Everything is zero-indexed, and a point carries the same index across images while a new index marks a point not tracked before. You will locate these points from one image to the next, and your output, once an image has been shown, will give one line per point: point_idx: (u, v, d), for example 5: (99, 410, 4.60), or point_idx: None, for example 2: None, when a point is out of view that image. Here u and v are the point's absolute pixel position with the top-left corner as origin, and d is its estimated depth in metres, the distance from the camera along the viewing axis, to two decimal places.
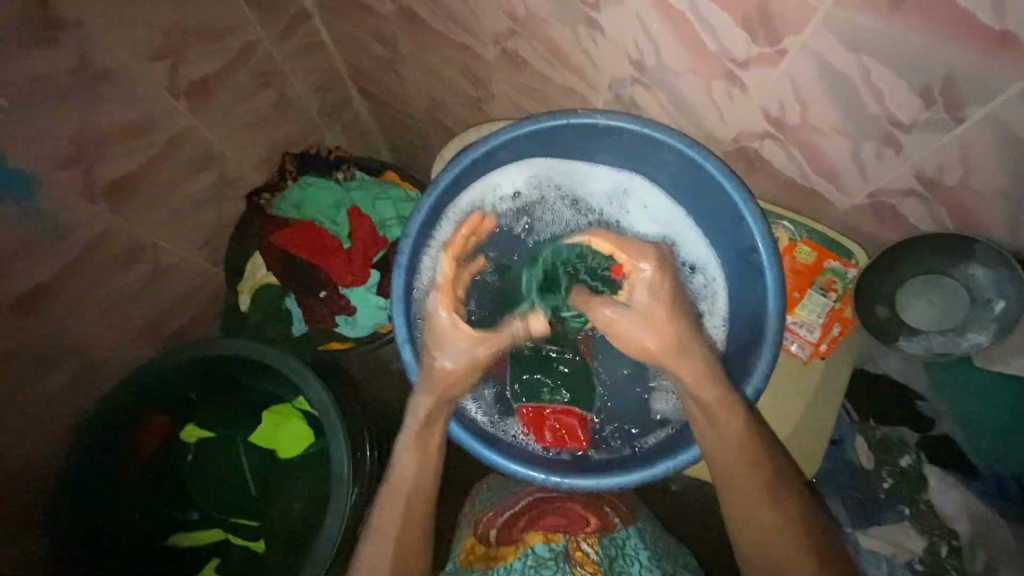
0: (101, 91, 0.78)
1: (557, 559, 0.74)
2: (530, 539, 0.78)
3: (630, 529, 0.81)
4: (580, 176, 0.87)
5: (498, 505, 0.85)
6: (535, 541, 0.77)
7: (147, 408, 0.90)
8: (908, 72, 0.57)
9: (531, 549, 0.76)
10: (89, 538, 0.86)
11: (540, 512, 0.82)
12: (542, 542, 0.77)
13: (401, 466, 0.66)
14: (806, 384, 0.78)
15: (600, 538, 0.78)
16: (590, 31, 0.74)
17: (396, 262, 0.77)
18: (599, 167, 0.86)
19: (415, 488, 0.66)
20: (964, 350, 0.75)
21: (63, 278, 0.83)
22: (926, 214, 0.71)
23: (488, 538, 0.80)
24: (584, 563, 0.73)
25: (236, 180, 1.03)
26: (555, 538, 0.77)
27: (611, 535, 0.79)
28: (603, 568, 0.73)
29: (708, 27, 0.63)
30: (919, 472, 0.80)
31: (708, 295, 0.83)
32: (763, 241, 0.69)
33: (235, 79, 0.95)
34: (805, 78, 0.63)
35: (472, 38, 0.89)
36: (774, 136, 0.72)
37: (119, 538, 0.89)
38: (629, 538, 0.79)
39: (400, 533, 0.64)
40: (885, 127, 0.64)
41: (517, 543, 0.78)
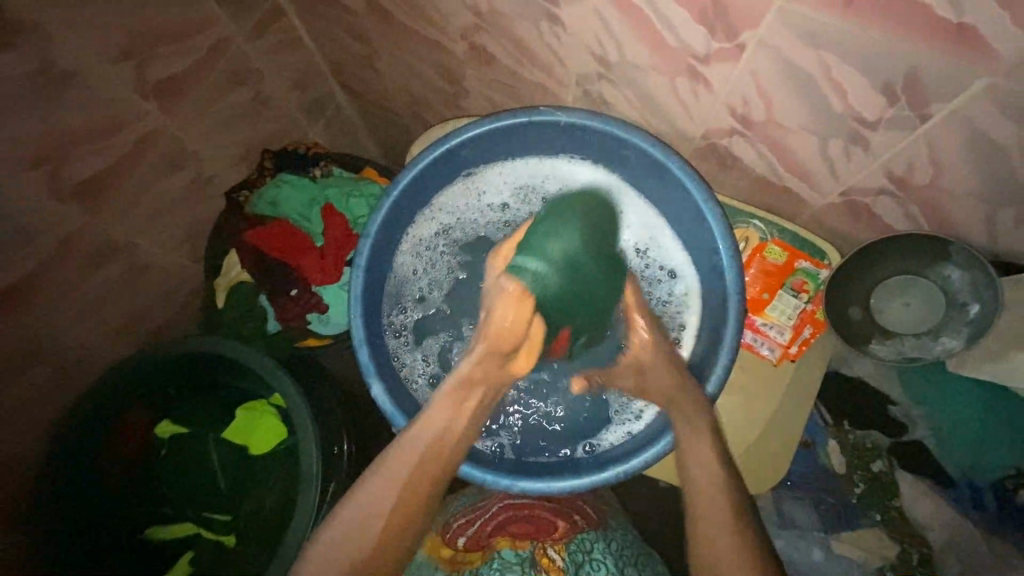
0: (67, 93, 0.78)
1: (524, 563, 0.75)
2: (497, 544, 0.79)
3: (600, 534, 0.82)
4: (560, 177, 0.84)
5: (466, 509, 0.83)
6: (502, 546, 0.78)
7: (132, 401, 0.92)
8: (868, 70, 0.55)
9: (498, 554, 0.77)
10: (81, 529, 0.89)
11: (509, 516, 0.82)
12: (510, 547, 0.78)
13: (423, 433, 0.68)
14: (776, 387, 0.77)
15: (566, 544, 0.79)
16: (553, 27, 0.72)
17: (354, 263, 0.78)
18: (578, 168, 0.83)
19: (424, 464, 0.67)
20: (936, 355, 0.72)
21: (40, 276, 0.84)
22: (901, 213, 0.68)
23: (457, 543, 0.79)
24: (548, 570, 0.75)
25: (214, 178, 1.03)
26: (523, 544, 0.78)
27: (578, 539, 0.80)
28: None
29: (666, 22, 0.62)
30: (890, 478, 0.78)
31: (670, 307, 0.84)
32: (724, 241, 0.71)
33: (209, 77, 0.95)
34: (766, 74, 0.61)
35: (441, 35, 0.88)
36: (741, 133, 0.70)
37: (117, 534, 0.94)
38: (595, 541, 0.80)
39: (392, 512, 0.66)
40: (850, 126, 0.61)
41: (485, 548, 0.79)
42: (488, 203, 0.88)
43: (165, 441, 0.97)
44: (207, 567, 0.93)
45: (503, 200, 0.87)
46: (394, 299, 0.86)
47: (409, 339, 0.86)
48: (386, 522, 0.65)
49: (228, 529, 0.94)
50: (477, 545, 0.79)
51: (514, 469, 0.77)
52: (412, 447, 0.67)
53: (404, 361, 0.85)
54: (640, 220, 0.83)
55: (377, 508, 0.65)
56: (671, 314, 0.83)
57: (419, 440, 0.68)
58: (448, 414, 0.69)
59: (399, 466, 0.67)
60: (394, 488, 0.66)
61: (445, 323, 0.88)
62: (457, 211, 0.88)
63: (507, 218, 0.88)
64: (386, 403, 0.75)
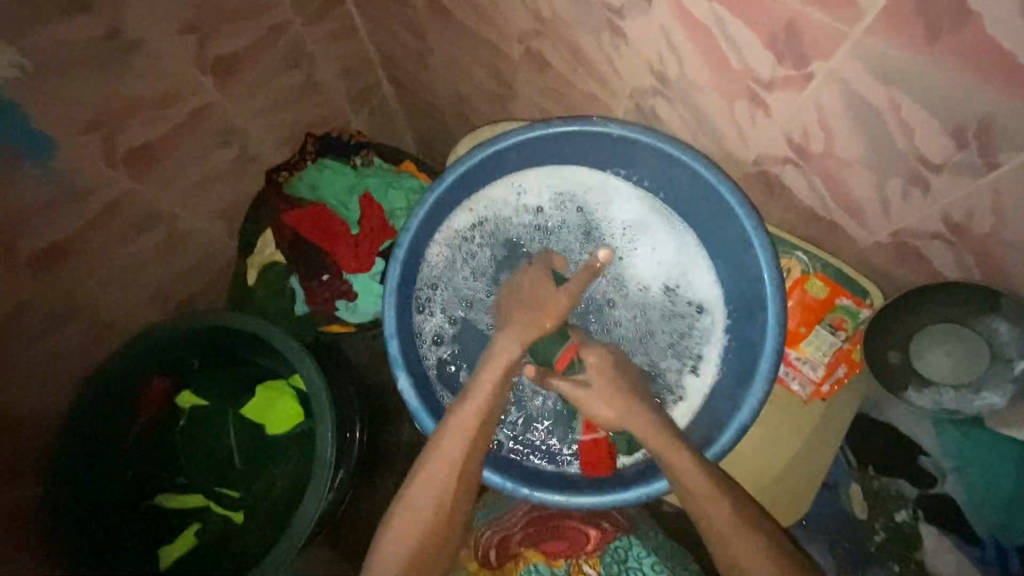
0: (129, 61, 0.80)
1: None
2: (530, 556, 0.79)
3: (631, 537, 0.81)
4: (608, 194, 0.84)
5: (493, 524, 0.83)
6: (536, 559, 0.79)
7: (154, 369, 0.93)
8: (940, 111, 0.53)
9: (531, 569, 0.78)
10: (84, 514, 0.90)
11: (540, 529, 0.82)
12: (543, 562, 0.79)
13: (452, 440, 0.69)
14: (803, 421, 0.76)
15: (600, 557, 0.79)
16: (614, 38, 0.72)
17: (393, 254, 0.79)
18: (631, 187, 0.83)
19: (461, 469, 0.68)
20: (976, 409, 0.70)
21: (82, 234, 0.87)
22: (953, 261, 0.66)
23: (487, 560, 0.79)
24: None
25: (257, 157, 1.04)
26: (556, 562, 0.79)
27: (611, 548, 0.80)
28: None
29: (733, 44, 0.61)
30: (913, 530, 0.76)
31: (695, 336, 0.83)
32: (770, 272, 0.70)
33: (264, 57, 0.96)
34: (830, 107, 0.60)
35: (498, 37, 0.88)
36: (796, 163, 0.69)
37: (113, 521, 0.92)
38: (629, 548, 0.80)
39: (434, 517, 0.66)
40: (913, 166, 0.60)
41: (516, 557, 0.80)
42: (526, 203, 0.86)
43: (184, 410, 0.97)
44: (212, 540, 0.94)
45: (540, 203, 0.86)
46: (423, 285, 0.85)
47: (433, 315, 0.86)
48: (432, 526, 0.66)
49: (236, 507, 0.94)
50: (510, 560, 0.80)
51: (530, 477, 0.77)
52: (446, 458, 0.68)
53: (422, 345, 0.84)
54: (675, 257, 0.84)
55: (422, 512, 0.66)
56: (692, 342, 0.83)
57: (456, 444, 0.68)
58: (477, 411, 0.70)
59: (434, 470, 0.67)
60: (436, 495, 0.67)
61: (449, 311, 0.87)
62: (496, 208, 0.85)
63: (540, 224, 0.87)
64: (410, 397, 0.76)
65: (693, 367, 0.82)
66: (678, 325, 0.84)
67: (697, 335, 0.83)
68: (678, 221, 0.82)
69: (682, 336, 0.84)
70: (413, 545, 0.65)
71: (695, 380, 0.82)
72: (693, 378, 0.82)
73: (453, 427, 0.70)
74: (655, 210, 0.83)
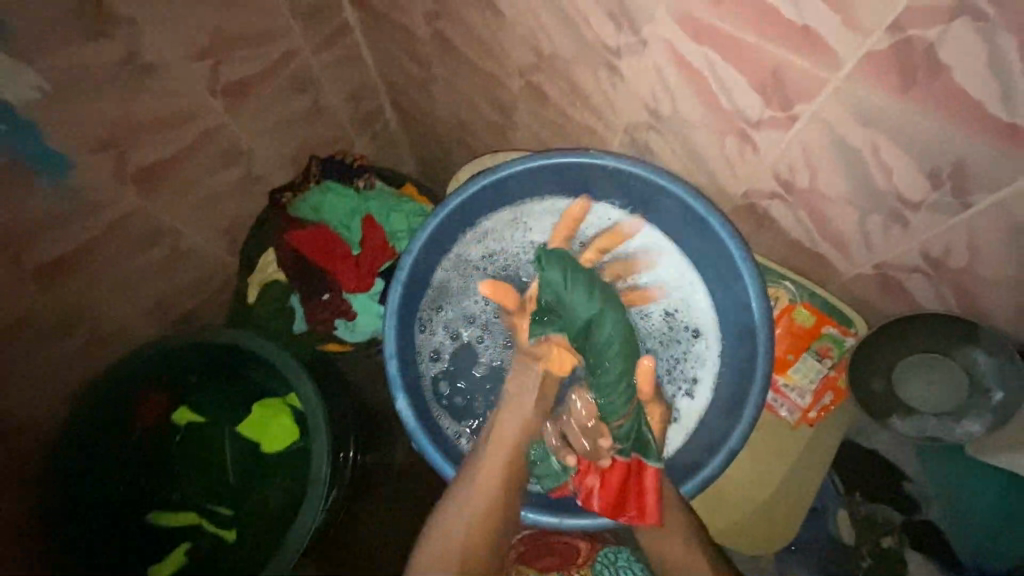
0: (143, 84, 0.83)
1: None
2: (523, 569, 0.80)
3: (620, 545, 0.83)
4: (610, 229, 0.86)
5: None
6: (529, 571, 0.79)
7: (156, 382, 0.94)
8: (917, 154, 0.57)
9: None
10: (79, 518, 0.89)
11: (530, 545, 0.83)
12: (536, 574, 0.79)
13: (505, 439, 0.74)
14: (790, 444, 0.79)
15: (591, 565, 0.80)
16: (611, 75, 0.76)
17: (395, 276, 0.82)
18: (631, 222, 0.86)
19: (493, 498, 0.71)
20: (958, 438, 0.72)
21: (90, 248, 0.89)
22: (933, 294, 0.69)
23: None
24: None
25: (261, 178, 1.06)
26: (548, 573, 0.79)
27: (602, 555, 0.81)
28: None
29: (722, 85, 0.65)
30: (900, 557, 0.78)
31: (690, 360, 0.84)
32: (758, 300, 0.73)
33: (273, 82, 0.99)
34: (814, 146, 0.63)
35: (499, 69, 0.92)
36: (783, 197, 0.72)
37: (104, 531, 0.92)
38: (618, 551, 0.81)
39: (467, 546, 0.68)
40: (894, 203, 0.63)
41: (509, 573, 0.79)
42: (532, 240, 0.89)
43: (182, 426, 0.97)
44: (203, 557, 0.93)
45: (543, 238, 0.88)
46: (426, 306, 0.87)
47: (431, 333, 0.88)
48: (480, 525, 0.69)
49: (229, 524, 0.93)
50: None
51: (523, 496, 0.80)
52: (481, 484, 0.71)
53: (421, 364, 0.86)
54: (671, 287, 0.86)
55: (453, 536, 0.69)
56: (684, 367, 0.84)
57: (507, 441, 0.74)
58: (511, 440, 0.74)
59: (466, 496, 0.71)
60: (485, 493, 0.71)
61: (451, 330, 0.89)
62: (503, 240, 0.89)
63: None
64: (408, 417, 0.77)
65: (686, 391, 0.84)
66: (672, 354, 0.85)
67: (694, 360, 0.84)
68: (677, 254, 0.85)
69: (681, 362, 0.85)
70: (465, 542, 0.68)
71: (688, 404, 0.83)
72: (689, 403, 0.83)
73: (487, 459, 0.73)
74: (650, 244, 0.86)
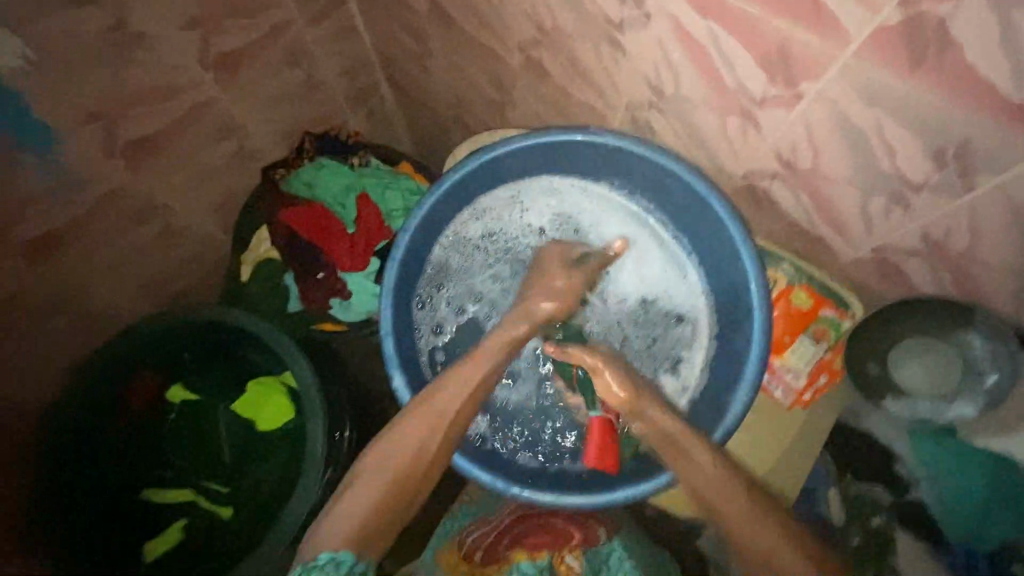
0: (131, 55, 0.81)
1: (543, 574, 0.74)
2: (514, 556, 0.77)
3: (615, 541, 0.81)
4: (602, 214, 0.87)
5: (477, 524, 0.84)
6: (520, 558, 0.76)
7: (147, 362, 0.93)
8: (922, 134, 0.56)
9: (515, 566, 0.75)
10: (71, 501, 0.89)
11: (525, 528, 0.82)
12: (528, 559, 0.76)
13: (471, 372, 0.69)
14: (785, 425, 0.80)
15: (583, 552, 0.78)
16: (613, 51, 0.74)
17: (390, 254, 0.80)
18: (626, 208, 0.86)
19: (448, 418, 0.67)
20: (950, 419, 0.73)
21: (80, 224, 0.87)
22: (930, 277, 0.69)
23: (473, 559, 0.78)
24: None
25: (254, 154, 1.04)
26: (540, 555, 0.77)
27: (596, 549, 0.79)
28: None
29: (727, 61, 0.63)
30: (889, 536, 0.78)
31: (673, 342, 0.86)
32: (756, 282, 0.72)
33: (265, 55, 0.96)
34: (818, 126, 0.63)
35: (499, 44, 0.89)
36: (784, 178, 0.71)
37: (95, 513, 0.91)
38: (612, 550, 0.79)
39: (411, 461, 0.64)
40: (896, 185, 0.62)
41: (502, 560, 0.77)
42: (530, 222, 0.88)
43: (175, 405, 0.97)
44: (197, 535, 0.93)
45: (539, 225, 0.88)
46: (425, 283, 0.87)
47: (424, 310, 0.87)
48: (430, 437, 0.65)
49: (224, 502, 0.94)
50: (493, 560, 0.78)
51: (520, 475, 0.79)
52: (437, 396, 0.68)
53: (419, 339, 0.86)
54: (659, 272, 0.86)
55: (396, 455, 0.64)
56: (668, 345, 0.86)
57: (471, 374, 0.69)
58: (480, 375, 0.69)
59: (424, 415, 0.66)
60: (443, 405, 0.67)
61: (454, 305, 0.89)
62: (502, 221, 0.88)
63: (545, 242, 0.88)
64: (404, 396, 0.76)
65: (669, 369, 0.85)
66: (662, 334, 0.87)
67: (675, 342, 0.86)
68: (672, 240, 0.85)
69: (660, 342, 0.86)
70: (405, 451, 0.64)
71: (674, 380, 0.84)
72: (673, 381, 0.84)
73: (453, 381, 0.69)
74: (642, 230, 0.87)
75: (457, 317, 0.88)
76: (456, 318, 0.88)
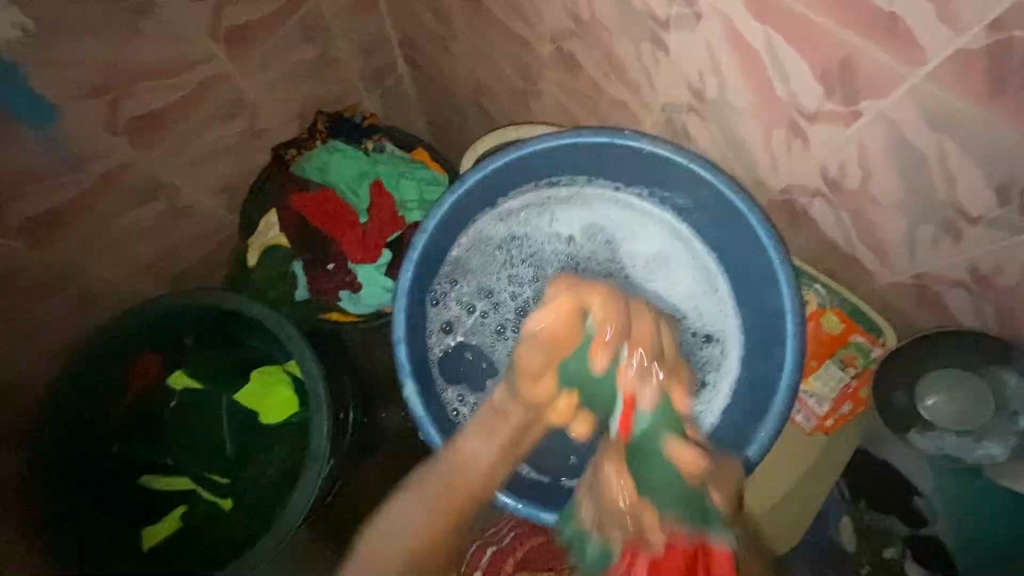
0: (140, 25, 0.76)
1: None
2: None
3: None
4: (637, 227, 0.84)
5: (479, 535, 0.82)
6: None
7: (149, 346, 0.91)
8: (987, 165, 0.52)
9: None
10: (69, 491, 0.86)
11: (527, 547, 0.79)
12: None
13: (457, 466, 0.60)
14: (804, 452, 0.77)
15: None
16: (654, 49, 0.69)
17: (408, 255, 0.77)
18: (660, 224, 0.83)
19: (435, 536, 0.56)
20: (977, 459, 0.69)
21: (81, 202, 0.84)
22: (971, 310, 0.66)
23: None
24: None
25: (264, 132, 1.00)
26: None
27: None
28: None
29: (781, 71, 0.59)
30: (899, 567, 0.78)
31: (703, 366, 0.81)
32: (791, 309, 0.69)
33: (280, 28, 0.91)
34: (873, 146, 0.58)
35: (529, 31, 0.84)
36: (826, 197, 0.67)
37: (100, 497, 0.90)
38: None
39: None
40: (950, 215, 0.58)
41: None
42: (558, 230, 0.85)
43: (176, 391, 0.96)
44: (198, 525, 0.92)
45: (571, 234, 0.85)
46: (440, 281, 0.83)
47: (453, 314, 0.85)
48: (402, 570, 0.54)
49: (225, 492, 0.92)
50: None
51: (523, 487, 0.75)
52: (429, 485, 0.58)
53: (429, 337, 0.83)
54: (692, 290, 0.83)
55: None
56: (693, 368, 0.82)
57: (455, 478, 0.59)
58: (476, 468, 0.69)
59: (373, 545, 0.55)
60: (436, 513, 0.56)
61: (465, 303, 0.85)
62: (528, 225, 0.85)
63: (571, 252, 0.85)
64: (416, 405, 0.73)
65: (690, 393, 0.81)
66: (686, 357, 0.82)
67: (706, 366, 0.81)
68: (700, 255, 0.82)
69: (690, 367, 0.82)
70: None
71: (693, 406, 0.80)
72: (700, 408, 0.80)
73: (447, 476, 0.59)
74: (679, 246, 0.83)
75: (472, 314, 0.85)
76: (470, 316, 0.85)
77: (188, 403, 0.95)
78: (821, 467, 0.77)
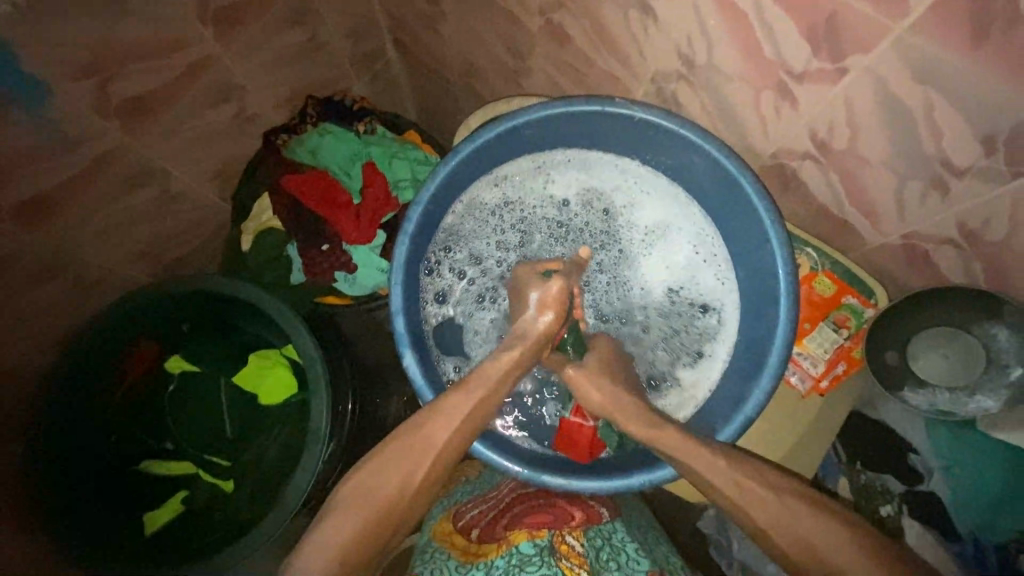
0: (127, 5, 0.75)
1: (543, 555, 0.69)
2: (512, 536, 0.73)
3: (618, 522, 0.80)
4: (636, 193, 0.84)
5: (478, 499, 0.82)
6: (519, 539, 0.72)
7: (145, 331, 0.91)
8: (974, 116, 0.53)
9: (515, 547, 0.71)
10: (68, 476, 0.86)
11: (525, 509, 0.78)
12: (526, 539, 0.72)
13: (459, 399, 0.70)
14: (800, 415, 0.78)
15: (585, 532, 0.75)
16: (642, 17, 0.69)
17: (402, 227, 0.77)
18: (656, 192, 0.84)
19: (440, 452, 0.68)
20: (970, 412, 0.71)
21: (71, 187, 0.83)
22: (960, 267, 0.66)
23: (469, 535, 0.75)
24: (569, 556, 0.70)
25: (255, 117, 1.00)
26: (540, 534, 0.73)
27: (598, 527, 0.77)
28: (589, 562, 0.70)
29: (768, 31, 0.59)
30: (897, 525, 0.78)
31: (695, 335, 0.83)
32: (784, 268, 0.69)
33: (269, 10, 0.91)
34: (861, 104, 0.59)
35: (518, 6, 0.84)
36: (816, 158, 0.68)
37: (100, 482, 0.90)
38: (614, 533, 0.77)
39: (375, 524, 0.65)
40: (937, 169, 0.59)
41: (500, 540, 0.73)
42: (554, 193, 0.86)
43: (174, 376, 0.96)
44: (200, 509, 0.92)
45: (566, 199, 0.86)
46: (434, 248, 0.84)
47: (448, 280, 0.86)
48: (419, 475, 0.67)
49: (227, 475, 0.93)
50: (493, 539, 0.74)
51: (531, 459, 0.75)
52: (437, 413, 0.69)
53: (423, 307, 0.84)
54: (687, 259, 0.84)
55: (361, 514, 0.65)
56: (692, 339, 0.83)
57: (455, 413, 0.69)
58: (465, 406, 0.70)
59: (391, 455, 0.68)
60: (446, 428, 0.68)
61: (458, 270, 0.86)
62: (523, 188, 0.86)
63: (564, 217, 0.87)
64: (414, 373, 0.74)
65: (688, 362, 0.83)
66: (685, 328, 0.84)
67: (699, 335, 0.83)
68: (696, 220, 0.83)
69: (683, 336, 0.84)
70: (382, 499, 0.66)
71: (691, 375, 0.83)
72: (691, 372, 0.83)
73: (440, 412, 0.69)
74: (677, 213, 0.83)
75: (464, 281, 0.87)
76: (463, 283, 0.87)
77: (184, 388, 0.95)
78: (818, 426, 0.78)
